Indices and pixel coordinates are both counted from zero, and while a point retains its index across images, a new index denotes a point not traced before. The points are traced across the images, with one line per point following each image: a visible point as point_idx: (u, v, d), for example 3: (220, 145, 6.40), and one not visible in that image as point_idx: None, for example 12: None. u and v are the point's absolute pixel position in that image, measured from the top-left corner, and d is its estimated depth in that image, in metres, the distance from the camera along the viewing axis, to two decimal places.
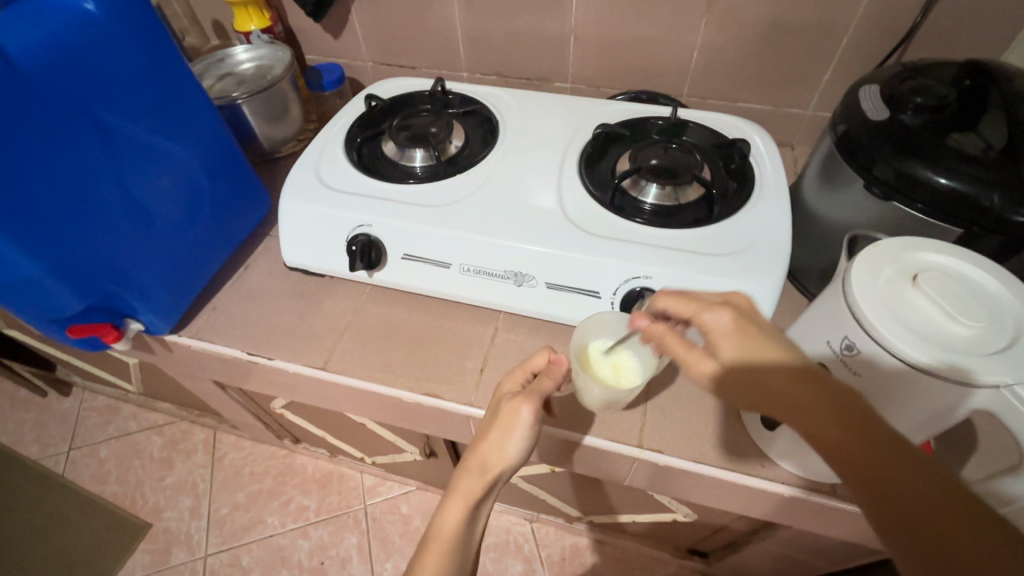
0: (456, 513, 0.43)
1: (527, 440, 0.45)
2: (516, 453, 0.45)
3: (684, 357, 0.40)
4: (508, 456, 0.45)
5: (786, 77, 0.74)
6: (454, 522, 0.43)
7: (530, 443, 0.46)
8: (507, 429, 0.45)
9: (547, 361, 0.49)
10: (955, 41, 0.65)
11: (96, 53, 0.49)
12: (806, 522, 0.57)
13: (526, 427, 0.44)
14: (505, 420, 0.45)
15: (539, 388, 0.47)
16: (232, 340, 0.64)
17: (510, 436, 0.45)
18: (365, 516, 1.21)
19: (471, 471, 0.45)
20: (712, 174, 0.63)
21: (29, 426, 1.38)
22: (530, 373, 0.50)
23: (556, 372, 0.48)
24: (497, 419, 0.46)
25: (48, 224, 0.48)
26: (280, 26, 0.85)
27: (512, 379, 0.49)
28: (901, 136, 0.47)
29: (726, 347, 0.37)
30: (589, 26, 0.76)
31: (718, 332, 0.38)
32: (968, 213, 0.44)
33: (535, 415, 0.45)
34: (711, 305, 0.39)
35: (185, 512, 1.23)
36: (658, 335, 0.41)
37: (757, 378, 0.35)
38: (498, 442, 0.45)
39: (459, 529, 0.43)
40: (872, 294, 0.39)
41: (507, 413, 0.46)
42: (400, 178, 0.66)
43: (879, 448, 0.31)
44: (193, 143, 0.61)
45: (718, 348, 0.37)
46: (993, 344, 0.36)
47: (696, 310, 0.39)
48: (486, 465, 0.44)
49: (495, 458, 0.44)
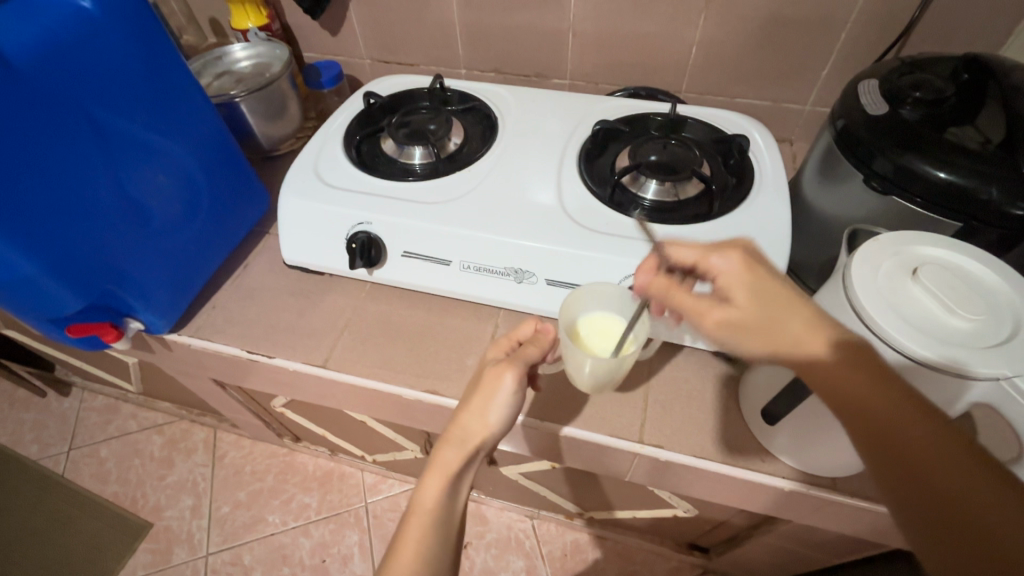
0: (435, 487, 0.42)
1: (508, 410, 0.44)
2: (496, 423, 0.44)
3: (694, 304, 0.40)
4: (488, 425, 0.44)
5: (784, 73, 0.74)
6: (434, 495, 0.42)
7: (512, 413, 0.45)
8: (488, 399, 0.44)
9: (534, 330, 0.50)
10: (954, 35, 0.65)
11: (92, 51, 0.48)
12: (806, 516, 0.57)
13: (507, 396, 0.44)
14: (487, 389, 0.45)
15: (522, 356, 0.46)
16: (232, 339, 0.64)
17: (491, 405, 0.44)
18: (366, 514, 1.22)
19: (451, 443, 0.44)
20: (711, 170, 0.63)
21: (28, 426, 1.38)
22: (516, 343, 0.49)
23: (542, 342, 0.48)
24: (479, 388, 0.45)
25: (45, 224, 0.48)
26: (277, 23, 0.85)
27: (497, 347, 0.49)
28: (900, 130, 0.47)
29: (739, 289, 0.39)
30: (587, 22, 0.76)
31: (727, 274, 0.40)
32: (966, 206, 0.44)
33: (517, 382, 0.45)
34: (718, 249, 0.41)
35: (186, 511, 1.23)
36: (664, 286, 0.43)
37: (777, 315, 0.36)
38: (478, 411, 0.44)
39: (438, 501, 0.42)
40: (872, 288, 0.39)
41: (489, 382, 0.45)
42: (398, 175, 0.65)
43: (912, 423, 0.32)
44: (191, 141, 0.60)
45: (733, 295, 0.39)
46: (993, 337, 0.37)
47: (704, 253, 0.42)
48: (466, 436, 0.44)
49: (475, 429, 0.44)
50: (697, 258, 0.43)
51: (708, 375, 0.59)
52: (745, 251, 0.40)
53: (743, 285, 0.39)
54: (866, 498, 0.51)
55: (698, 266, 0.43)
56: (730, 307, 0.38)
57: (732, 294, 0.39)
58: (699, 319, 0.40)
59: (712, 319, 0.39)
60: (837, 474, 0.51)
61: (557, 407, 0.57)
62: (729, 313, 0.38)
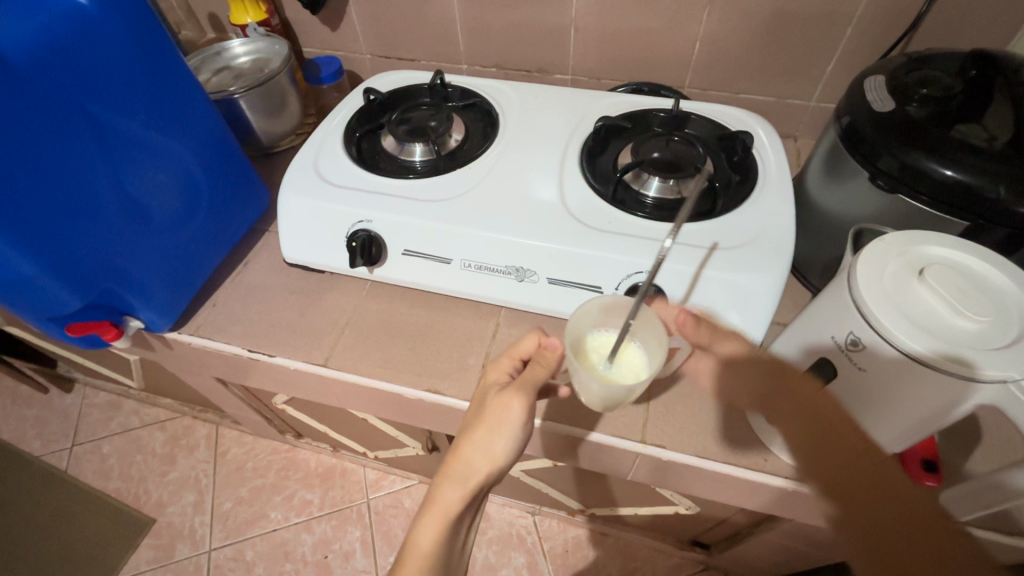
0: (434, 528, 0.42)
1: (514, 439, 0.45)
2: (502, 454, 0.44)
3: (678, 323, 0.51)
4: (493, 458, 0.44)
5: (789, 68, 0.73)
6: (432, 538, 0.42)
7: (519, 440, 0.45)
8: (494, 429, 0.44)
9: (537, 345, 0.49)
10: (962, 30, 0.64)
11: (90, 48, 0.48)
12: (808, 516, 0.57)
13: (514, 426, 0.44)
14: (493, 419, 0.44)
15: (529, 378, 0.46)
16: (232, 337, 0.64)
17: (498, 435, 0.44)
18: (368, 510, 1.22)
19: (452, 478, 0.43)
20: (714, 167, 0.63)
21: (31, 422, 1.38)
22: (519, 360, 0.49)
23: (547, 359, 0.47)
24: (483, 418, 0.45)
25: (43, 223, 0.47)
26: (276, 18, 0.84)
27: (499, 369, 0.49)
28: (907, 128, 0.46)
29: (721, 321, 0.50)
30: (590, 17, 0.75)
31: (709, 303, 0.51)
32: (974, 205, 0.44)
33: (524, 410, 0.44)
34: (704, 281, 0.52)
35: (189, 507, 1.24)
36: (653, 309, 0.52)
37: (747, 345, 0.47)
38: (483, 444, 0.44)
39: (437, 544, 0.42)
40: (878, 289, 0.38)
41: (495, 411, 0.45)
42: (398, 172, 0.65)
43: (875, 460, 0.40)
44: (190, 138, 0.60)
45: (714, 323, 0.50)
46: (1000, 338, 0.36)
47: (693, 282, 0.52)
48: (469, 472, 0.43)
49: (480, 463, 0.43)
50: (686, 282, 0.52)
51: None
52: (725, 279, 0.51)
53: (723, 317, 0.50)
54: None
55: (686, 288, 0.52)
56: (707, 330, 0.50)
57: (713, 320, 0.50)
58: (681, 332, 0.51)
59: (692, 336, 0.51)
60: None
61: (558, 406, 0.57)
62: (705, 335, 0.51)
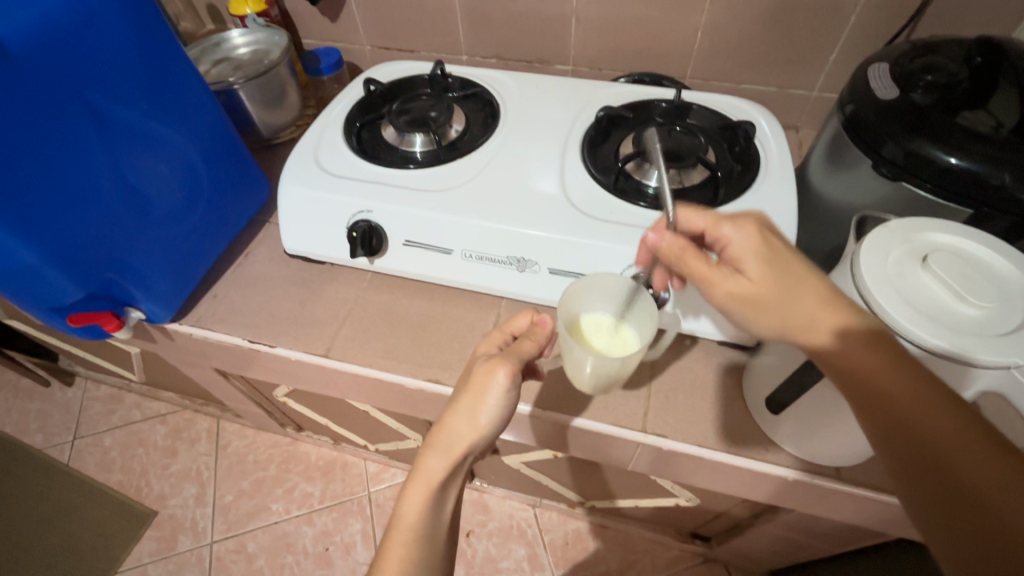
0: (419, 499, 0.42)
1: (498, 408, 0.44)
2: (485, 423, 0.43)
3: (706, 272, 0.41)
4: (475, 428, 0.43)
5: (792, 58, 0.73)
6: (416, 508, 0.42)
7: (503, 411, 0.45)
8: (477, 399, 0.43)
9: (529, 322, 0.50)
10: (966, 19, 0.64)
11: (90, 35, 0.48)
12: (809, 505, 0.57)
13: (496, 395, 0.43)
14: (476, 387, 0.44)
15: (516, 351, 0.46)
16: (233, 328, 0.64)
17: (481, 404, 0.43)
18: (369, 503, 1.22)
19: (436, 450, 0.43)
20: (716, 157, 0.62)
21: (33, 415, 1.38)
22: (510, 336, 0.50)
23: (538, 336, 0.48)
24: (467, 387, 0.45)
25: (42, 212, 0.47)
26: (275, 9, 0.84)
27: (489, 343, 0.49)
28: (911, 115, 0.46)
29: (751, 261, 0.40)
30: (591, 7, 0.74)
31: (738, 245, 0.41)
32: (977, 193, 0.43)
33: (510, 378, 0.44)
34: (731, 219, 0.42)
35: (190, 500, 1.24)
36: (678, 250, 0.42)
37: (794, 289, 0.37)
38: (467, 413, 0.43)
39: (422, 514, 0.42)
40: (882, 276, 0.38)
41: (479, 381, 0.44)
42: (399, 163, 0.65)
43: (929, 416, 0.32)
44: (190, 128, 0.60)
45: (746, 267, 0.40)
46: (1003, 324, 0.36)
47: (716, 223, 0.43)
48: (452, 442, 0.43)
49: (464, 432, 0.43)
50: (707, 227, 0.43)
51: (711, 363, 0.59)
52: (759, 224, 0.41)
53: (756, 257, 0.40)
54: (870, 488, 0.51)
55: (708, 234, 0.43)
56: (744, 280, 0.40)
57: (744, 265, 0.40)
58: (709, 287, 0.41)
59: (724, 290, 0.40)
60: (841, 463, 0.51)
61: (558, 396, 0.57)
62: (741, 285, 0.40)
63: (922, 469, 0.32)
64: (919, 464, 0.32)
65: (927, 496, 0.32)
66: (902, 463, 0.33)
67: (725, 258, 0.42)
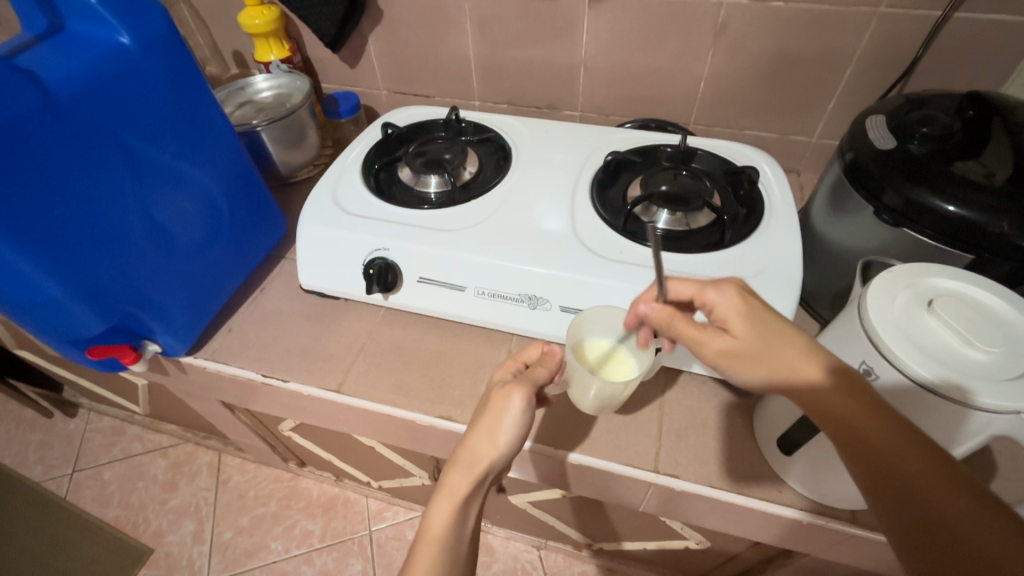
0: (445, 511, 0.42)
1: (516, 429, 0.45)
2: (505, 442, 0.45)
3: (695, 334, 0.44)
4: (497, 445, 0.44)
5: (792, 106, 0.76)
6: (442, 520, 0.42)
7: (521, 432, 0.46)
8: (496, 419, 0.45)
9: (540, 353, 0.52)
10: (957, 73, 0.67)
11: (128, 84, 0.51)
12: (823, 550, 0.56)
13: (514, 416, 0.45)
14: (493, 410, 0.46)
15: (530, 376, 0.48)
16: (247, 362, 0.64)
17: (500, 424, 0.45)
18: (370, 542, 1.20)
19: (460, 465, 0.44)
20: (721, 201, 0.64)
21: (33, 447, 1.37)
22: (522, 365, 0.51)
23: (550, 363, 0.49)
24: (486, 411, 0.46)
25: (73, 248, 0.49)
26: (298, 56, 0.89)
27: (503, 370, 0.50)
28: (909, 165, 0.48)
29: (737, 322, 0.43)
30: (599, 57, 0.78)
31: (724, 307, 0.44)
32: (978, 239, 0.45)
33: (526, 402, 0.46)
34: (715, 285, 0.45)
35: (188, 537, 1.21)
36: (667, 317, 0.46)
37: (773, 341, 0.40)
38: (487, 432, 0.45)
39: (448, 526, 0.42)
40: (889, 320, 0.39)
41: (497, 403, 0.46)
42: (414, 203, 0.67)
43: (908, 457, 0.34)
44: (215, 168, 0.62)
45: (731, 327, 0.43)
46: (1011, 369, 0.37)
47: (701, 289, 0.45)
48: (476, 458, 0.44)
49: (485, 450, 0.44)
50: (694, 294, 0.46)
51: (721, 403, 0.59)
52: (739, 286, 0.44)
53: (740, 318, 0.43)
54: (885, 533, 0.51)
55: (696, 299, 0.46)
56: (727, 339, 0.43)
57: (730, 325, 0.43)
58: (699, 347, 0.44)
59: (713, 348, 0.43)
60: (855, 507, 0.51)
61: (568, 435, 0.57)
62: (728, 343, 0.43)
63: (929, 534, 0.32)
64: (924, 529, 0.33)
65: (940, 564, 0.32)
66: (908, 526, 0.33)
67: (713, 319, 0.45)
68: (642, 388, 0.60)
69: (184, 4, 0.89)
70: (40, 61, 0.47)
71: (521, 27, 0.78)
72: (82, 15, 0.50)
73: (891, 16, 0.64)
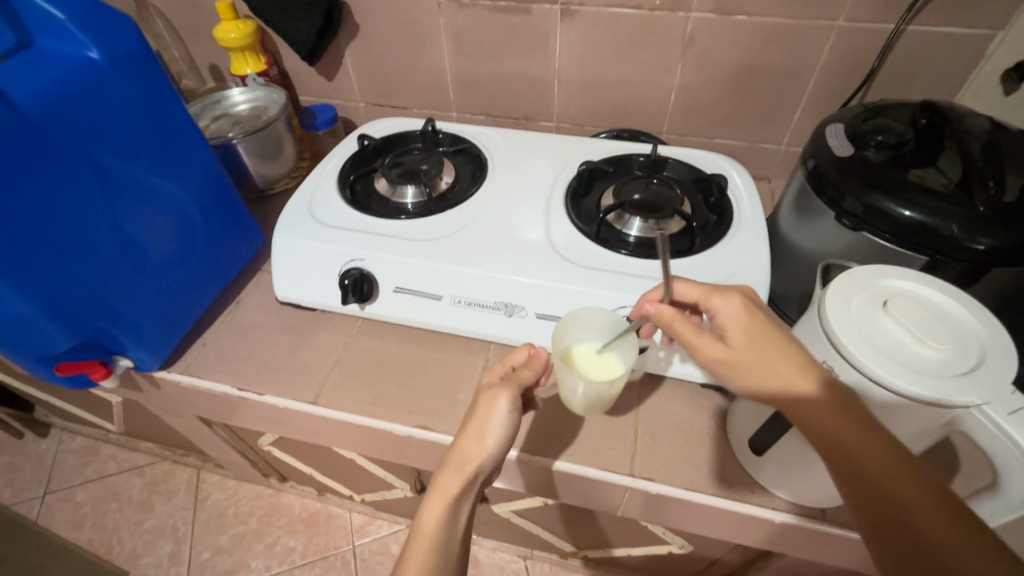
0: (436, 510, 0.44)
1: (503, 431, 0.46)
2: (492, 443, 0.46)
3: (692, 338, 0.45)
4: (485, 447, 0.46)
5: (759, 116, 0.78)
6: (434, 518, 0.43)
7: (509, 434, 0.47)
8: (483, 421, 0.46)
9: (527, 356, 0.52)
10: (913, 84, 0.70)
11: (98, 98, 0.51)
12: (799, 549, 0.57)
13: (501, 419, 0.46)
14: (481, 412, 0.47)
15: (517, 378, 0.49)
16: (222, 376, 0.64)
17: (487, 426, 0.46)
18: (353, 557, 1.18)
19: (450, 467, 0.45)
20: (692, 208, 0.66)
21: (2, 470, 1.33)
22: (510, 367, 0.51)
23: (535, 365, 0.50)
24: (474, 413, 0.47)
25: (40, 264, 0.48)
26: (275, 69, 0.89)
27: (491, 373, 0.50)
28: (866, 172, 0.50)
29: (735, 332, 0.43)
30: (572, 69, 0.80)
31: (726, 314, 0.45)
32: (932, 243, 0.47)
33: (512, 404, 0.47)
34: (722, 292, 0.46)
35: (164, 558, 1.18)
36: (669, 317, 0.46)
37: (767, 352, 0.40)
38: (475, 433, 0.46)
39: (439, 525, 0.43)
40: (847, 321, 0.41)
41: (483, 406, 0.47)
42: (391, 214, 0.67)
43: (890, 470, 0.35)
44: (188, 182, 0.62)
45: (728, 334, 0.44)
46: (961, 366, 0.38)
47: (707, 294, 0.46)
48: (464, 459, 0.45)
49: (473, 451, 0.46)
50: (700, 298, 0.47)
51: (695, 405, 0.60)
52: (745, 297, 0.45)
53: (739, 325, 0.43)
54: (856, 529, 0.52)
55: (701, 304, 0.47)
56: (724, 347, 0.43)
57: (728, 333, 0.44)
58: (693, 350, 0.45)
59: (707, 354, 0.44)
60: (826, 504, 0.52)
61: (545, 441, 0.58)
62: (722, 351, 0.43)
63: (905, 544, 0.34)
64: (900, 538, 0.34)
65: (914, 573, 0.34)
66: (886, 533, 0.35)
67: (713, 326, 0.46)
68: (618, 393, 0.61)
69: (159, 18, 0.90)
70: (6, 76, 0.47)
71: (495, 40, 0.79)
72: (52, 31, 0.50)
73: (849, 29, 0.66)
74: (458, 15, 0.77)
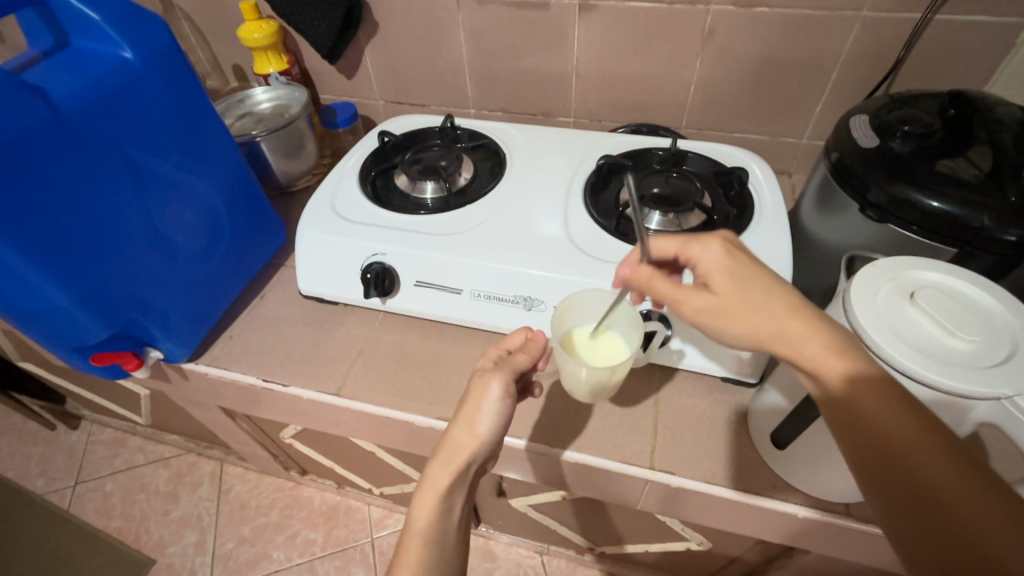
0: (428, 506, 0.44)
1: (495, 417, 0.47)
2: (485, 431, 0.46)
3: (675, 291, 0.46)
4: (475, 435, 0.46)
5: (779, 109, 0.77)
6: (426, 515, 0.44)
7: (500, 421, 0.47)
8: (475, 409, 0.46)
9: (524, 339, 0.52)
10: (941, 75, 0.69)
11: (133, 97, 0.53)
12: (822, 545, 0.57)
13: (491, 404, 0.46)
14: (474, 399, 0.47)
15: (511, 363, 0.49)
16: (247, 368, 0.65)
17: (479, 414, 0.46)
18: (372, 550, 1.20)
19: (441, 459, 0.46)
20: (712, 202, 0.66)
21: (36, 460, 1.38)
22: (505, 351, 0.51)
23: (530, 349, 0.50)
24: (468, 398, 0.48)
25: (77, 257, 0.50)
26: (297, 67, 0.91)
27: (486, 357, 0.50)
28: (893, 164, 0.49)
29: (720, 278, 0.45)
30: (590, 65, 0.80)
31: (707, 261, 0.46)
32: (961, 234, 0.46)
33: (503, 388, 0.47)
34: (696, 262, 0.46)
35: (190, 547, 1.21)
36: (646, 276, 0.48)
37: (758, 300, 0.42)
38: (466, 422, 0.46)
39: (433, 518, 0.44)
40: (873, 312, 0.40)
41: (476, 392, 0.47)
42: (410, 209, 0.68)
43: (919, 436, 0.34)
44: (215, 178, 0.63)
45: (713, 282, 0.45)
46: (991, 358, 0.38)
47: (686, 244, 0.47)
48: (455, 451, 0.46)
49: (464, 441, 0.46)
50: (678, 250, 0.48)
51: (716, 400, 0.60)
52: (722, 240, 0.46)
53: (722, 272, 0.45)
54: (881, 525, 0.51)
55: (680, 255, 0.48)
56: (710, 296, 0.45)
57: (712, 281, 0.45)
58: (678, 305, 0.46)
59: (693, 305, 0.45)
60: (850, 500, 0.52)
61: (564, 434, 0.58)
62: (710, 301, 0.45)
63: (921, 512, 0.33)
64: (910, 499, 0.34)
65: (924, 548, 0.33)
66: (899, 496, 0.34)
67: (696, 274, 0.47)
68: (636, 387, 0.61)
69: (186, 20, 0.92)
70: (47, 77, 0.49)
71: (513, 36, 0.79)
72: (88, 32, 0.52)
73: (873, 19, 0.65)
74: (477, 12, 0.78)
